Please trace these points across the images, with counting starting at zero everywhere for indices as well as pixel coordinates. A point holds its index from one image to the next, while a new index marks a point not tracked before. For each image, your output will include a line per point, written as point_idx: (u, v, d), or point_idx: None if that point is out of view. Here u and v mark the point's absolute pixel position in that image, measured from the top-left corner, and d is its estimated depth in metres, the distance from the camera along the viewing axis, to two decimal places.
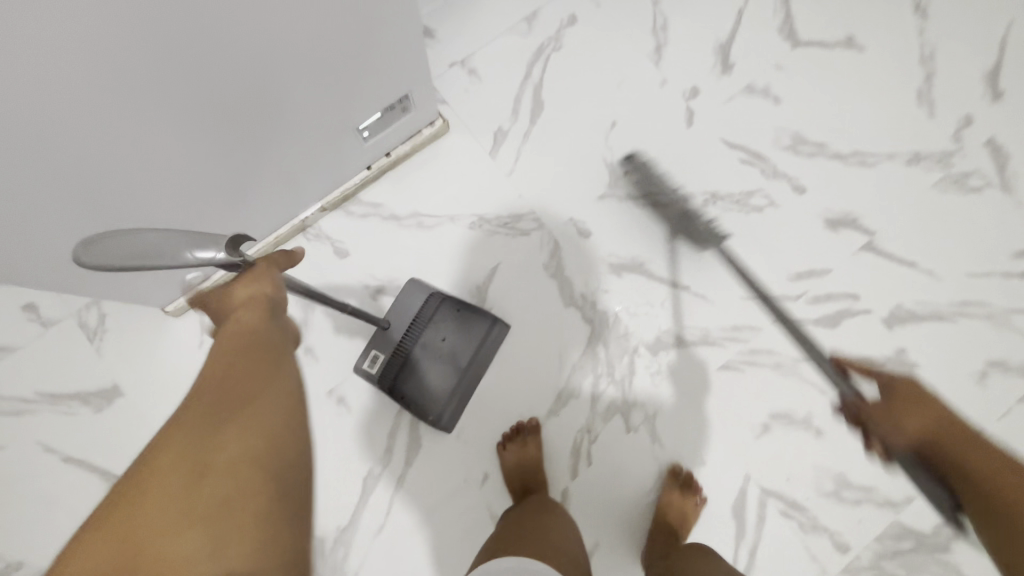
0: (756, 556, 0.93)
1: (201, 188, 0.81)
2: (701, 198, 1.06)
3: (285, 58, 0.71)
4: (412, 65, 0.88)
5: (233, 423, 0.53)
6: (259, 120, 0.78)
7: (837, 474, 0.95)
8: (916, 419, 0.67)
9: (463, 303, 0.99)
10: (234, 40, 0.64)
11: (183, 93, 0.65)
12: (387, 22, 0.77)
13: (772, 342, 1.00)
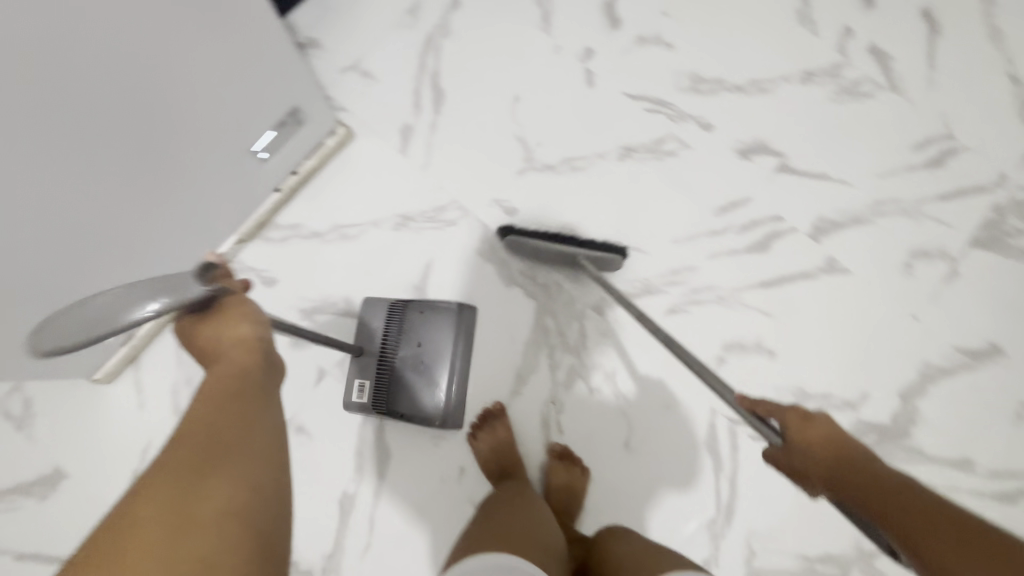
0: (736, 483, 0.95)
1: (102, 243, 0.79)
2: (616, 154, 1.07)
3: (145, 87, 0.69)
4: (290, 75, 0.87)
5: (218, 465, 0.49)
6: (142, 159, 0.76)
7: (794, 389, 0.99)
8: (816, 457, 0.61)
9: (424, 304, 0.95)
10: (123, 66, 0.65)
11: (82, 130, 0.66)
12: (244, 29, 0.75)
13: (711, 277, 1.02)
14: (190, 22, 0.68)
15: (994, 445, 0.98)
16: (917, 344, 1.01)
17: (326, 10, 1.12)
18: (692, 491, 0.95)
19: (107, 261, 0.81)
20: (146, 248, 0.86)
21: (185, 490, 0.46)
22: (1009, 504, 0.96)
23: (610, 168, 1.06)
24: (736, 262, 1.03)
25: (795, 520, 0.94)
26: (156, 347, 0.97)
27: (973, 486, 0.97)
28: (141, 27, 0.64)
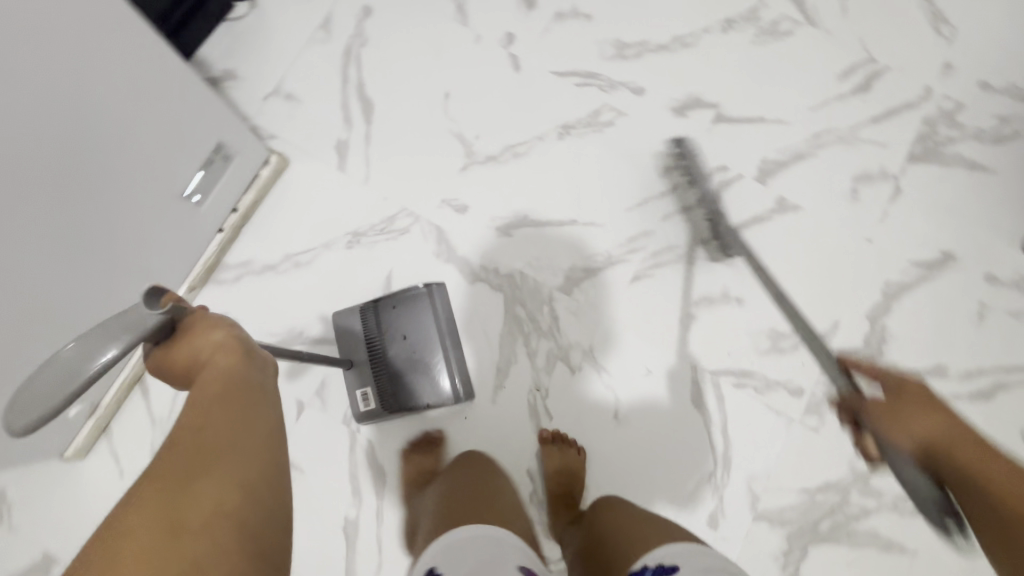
0: (728, 431, 0.97)
1: (53, 324, 0.76)
2: (556, 134, 1.07)
3: (56, 150, 0.67)
4: (207, 113, 0.85)
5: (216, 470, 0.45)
6: (72, 227, 0.73)
7: (770, 330, 1.00)
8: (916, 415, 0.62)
9: (392, 296, 0.94)
10: (26, 119, 0.63)
11: (5, 194, 0.64)
12: (145, 72, 0.74)
13: (669, 238, 1.03)
14: (85, 75, 0.67)
15: (963, 348, 1.01)
16: (875, 265, 1.04)
17: (235, 40, 1.09)
18: (687, 447, 0.96)
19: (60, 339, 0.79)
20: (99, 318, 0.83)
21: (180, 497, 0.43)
22: (987, 401, 0.99)
23: (553, 148, 1.06)
24: (691, 219, 1.04)
25: (791, 457, 0.96)
26: (125, 413, 0.94)
27: (951, 390, 1.00)
28: (34, 88, 0.62)
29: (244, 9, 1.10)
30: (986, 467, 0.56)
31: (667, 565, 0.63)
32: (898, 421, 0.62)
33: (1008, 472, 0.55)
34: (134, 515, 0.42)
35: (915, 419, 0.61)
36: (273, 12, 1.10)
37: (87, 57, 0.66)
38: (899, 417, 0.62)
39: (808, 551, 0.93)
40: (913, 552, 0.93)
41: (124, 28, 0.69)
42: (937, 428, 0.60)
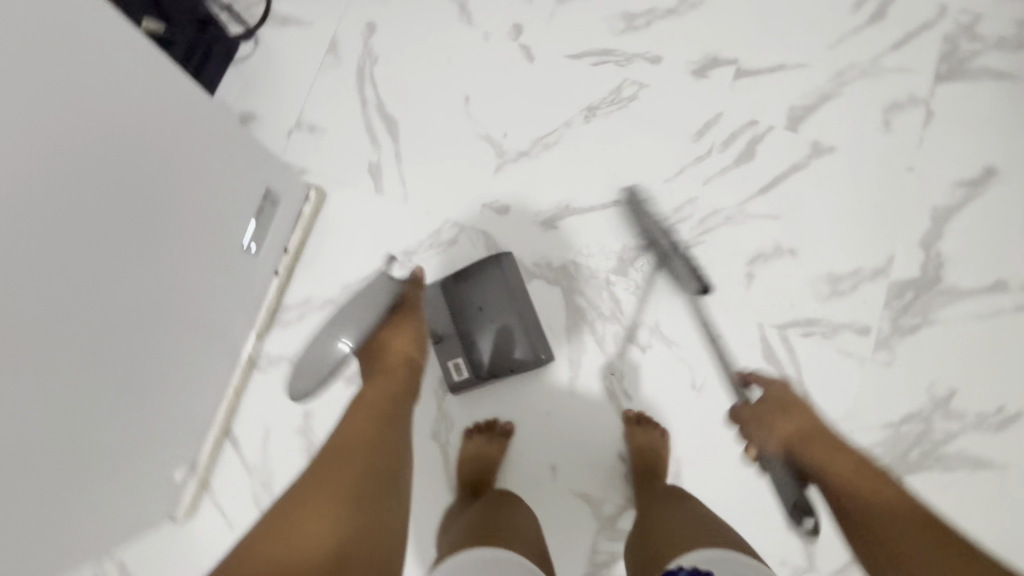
0: (804, 381, 0.98)
1: (136, 383, 0.77)
2: (581, 118, 1.06)
3: (122, 208, 0.68)
4: (245, 158, 0.86)
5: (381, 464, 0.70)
6: (145, 286, 0.74)
7: (826, 276, 1.01)
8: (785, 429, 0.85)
9: (466, 272, 0.97)
10: (106, 190, 0.65)
11: (95, 264, 0.66)
12: (191, 128, 0.75)
13: (712, 202, 1.03)
14: (140, 134, 0.68)
15: (1021, 259, 1.01)
16: (919, 193, 1.04)
17: (248, 81, 1.08)
18: (767, 403, 0.98)
19: (147, 402, 0.80)
20: (178, 376, 0.85)
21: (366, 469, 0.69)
22: None
23: (581, 133, 1.06)
24: (730, 179, 1.04)
25: (868, 395, 0.98)
26: (221, 466, 0.97)
27: (1015, 302, 1.00)
28: (107, 160, 0.64)
29: (249, 47, 1.09)
30: (853, 484, 0.77)
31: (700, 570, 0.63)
32: (782, 437, 0.83)
33: (847, 457, 0.79)
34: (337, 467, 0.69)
35: (821, 439, 0.80)
36: (279, 46, 1.09)
37: (146, 123, 0.68)
38: (811, 440, 0.81)
39: (902, 483, 0.95)
40: (1003, 466, 0.95)
41: (169, 87, 0.71)
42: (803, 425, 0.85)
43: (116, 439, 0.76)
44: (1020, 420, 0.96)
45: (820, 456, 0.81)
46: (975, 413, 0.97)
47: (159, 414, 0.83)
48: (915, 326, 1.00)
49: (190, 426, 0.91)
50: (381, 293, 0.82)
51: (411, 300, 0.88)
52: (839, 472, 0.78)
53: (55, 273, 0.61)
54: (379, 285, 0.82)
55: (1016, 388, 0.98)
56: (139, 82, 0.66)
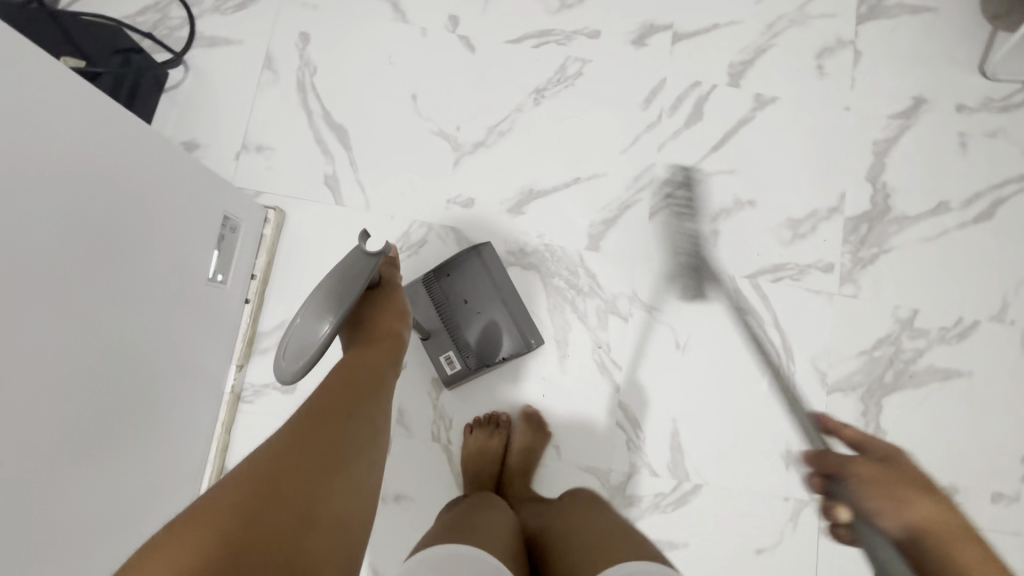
0: (780, 324, 1.02)
1: (111, 430, 0.73)
2: (531, 102, 1.07)
3: (76, 245, 0.64)
4: (195, 186, 0.84)
5: (356, 446, 0.58)
6: (105, 327, 0.70)
7: (786, 221, 1.05)
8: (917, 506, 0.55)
9: (447, 267, 0.97)
10: (69, 237, 0.63)
11: (70, 314, 0.65)
12: (135, 160, 0.72)
13: (669, 166, 1.06)
14: (84, 167, 0.64)
15: (957, 180, 1.08)
16: (858, 130, 1.09)
17: (183, 108, 1.04)
18: (749, 350, 1.01)
19: (125, 449, 0.76)
20: (154, 419, 0.81)
21: (334, 453, 0.55)
22: (991, 220, 1.07)
23: (533, 117, 1.06)
24: (683, 142, 1.07)
25: (840, 328, 1.03)
26: None
27: (958, 221, 1.07)
28: (68, 207, 0.63)
29: (179, 73, 1.05)
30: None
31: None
32: (890, 503, 0.55)
33: (977, 560, 0.50)
34: (290, 463, 0.52)
35: (914, 501, 0.55)
36: (211, 69, 1.05)
37: (93, 162, 0.66)
38: (889, 494, 0.56)
39: (882, 405, 1.01)
40: (969, 373, 1.02)
41: (108, 119, 0.68)
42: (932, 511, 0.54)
43: (99, 491, 0.72)
44: (976, 329, 1.03)
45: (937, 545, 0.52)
46: (937, 329, 1.03)
47: (141, 460, 0.80)
48: (873, 256, 1.05)
49: (175, 470, 0.87)
50: (359, 275, 0.70)
51: (387, 277, 0.82)
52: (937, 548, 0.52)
53: (19, 315, 0.58)
54: (356, 266, 0.71)
55: (969, 300, 1.04)
56: (77, 114, 0.63)
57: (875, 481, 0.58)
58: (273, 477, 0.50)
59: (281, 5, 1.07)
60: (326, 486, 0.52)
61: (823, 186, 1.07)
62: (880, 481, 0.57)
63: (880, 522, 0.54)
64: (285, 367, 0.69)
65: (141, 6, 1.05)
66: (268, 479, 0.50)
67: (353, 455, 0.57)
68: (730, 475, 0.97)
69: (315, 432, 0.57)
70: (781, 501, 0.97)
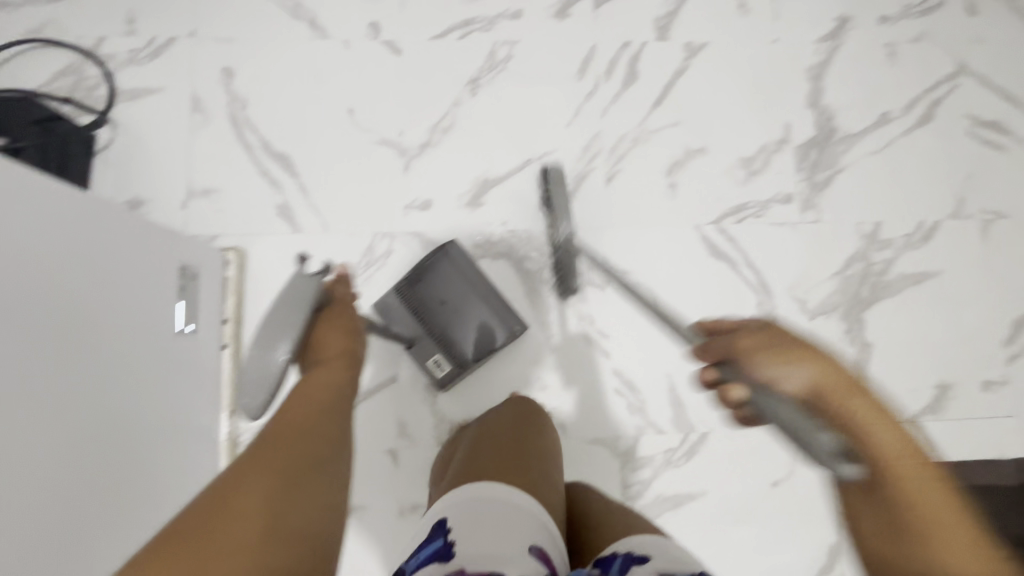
0: (753, 261, 1.04)
1: (105, 501, 0.72)
2: (467, 93, 1.06)
3: (22, 312, 0.61)
4: (146, 237, 0.81)
5: (312, 467, 0.62)
6: (68, 392, 0.67)
7: (739, 161, 1.07)
8: (811, 368, 0.57)
9: (417, 271, 0.95)
10: (28, 315, 0.62)
11: (42, 397, 0.64)
12: (76, 220, 0.70)
13: (616, 129, 1.06)
14: (18, 232, 0.62)
15: (892, 90, 1.10)
16: (790, 60, 1.11)
17: (119, 167, 1.01)
18: (729, 293, 1.02)
19: (114, 514, 0.73)
20: (141, 481, 0.78)
21: (292, 475, 0.59)
22: (932, 121, 1.09)
23: (473, 107, 1.06)
24: (624, 104, 1.07)
25: (811, 254, 1.05)
26: None
27: (901, 129, 1.09)
28: (21, 285, 0.62)
29: (107, 133, 1.02)
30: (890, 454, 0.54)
31: (637, 555, 0.62)
32: (779, 363, 0.57)
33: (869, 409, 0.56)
34: (247, 485, 0.57)
35: (797, 361, 0.57)
36: (139, 122, 1.03)
37: (37, 235, 0.64)
38: (781, 358, 0.57)
39: (864, 320, 1.03)
40: (938, 273, 1.05)
41: (41, 181, 0.65)
42: (822, 369, 0.57)
43: (86, 563, 0.68)
44: (938, 229, 1.06)
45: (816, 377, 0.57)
46: (901, 238, 1.06)
47: (133, 525, 0.76)
48: (828, 178, 1.07)
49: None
50: (304, 299, 0.69)
51: (340, 296, 0.78)
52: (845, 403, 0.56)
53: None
54: (300, 289, 0.69)
55: (927, 203, 1.07)
56: (7, 178, 0.61)
57: (758, 351, 0.58)
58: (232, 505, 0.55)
59: (197, 44, 1.05)
60: (288, 504, 0.57)
61: (768, 120, 1.08)
62: (767, 345, 0.58)
63: (777, 385, 0.55)
64: (245, 402, 0.67)
65: (53, 71, 1.02)
66: (224, 501, 0.55)
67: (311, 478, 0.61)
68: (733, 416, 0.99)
69: (272, 455, 0.61)
70: None
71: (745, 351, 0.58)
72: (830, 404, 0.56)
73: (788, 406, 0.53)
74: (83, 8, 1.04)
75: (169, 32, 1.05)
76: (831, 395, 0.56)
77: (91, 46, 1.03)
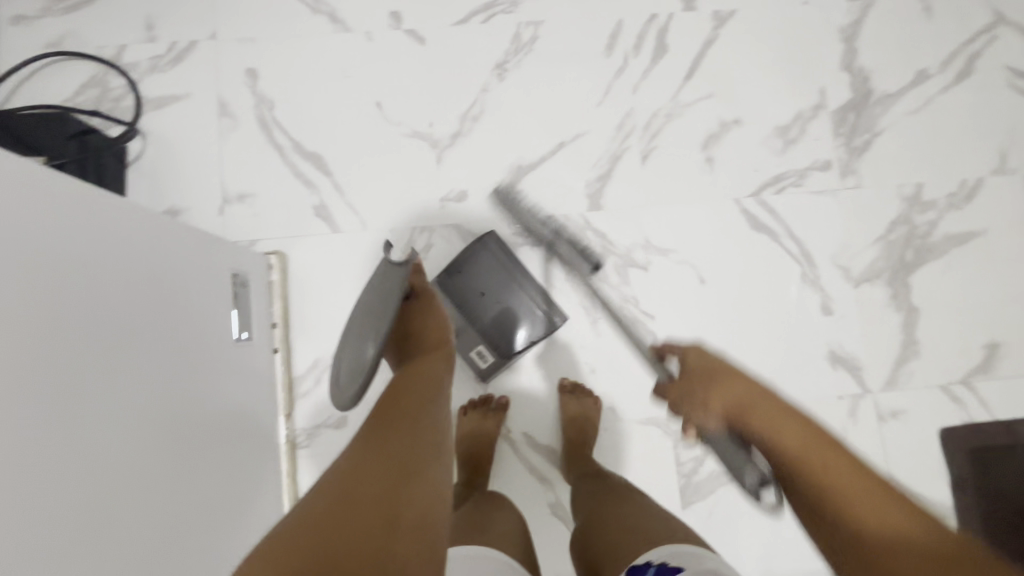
0: (794, 232, 1.03)
1: (207, 510, 0.73)
2: (495, 78, 1.04)
3: (111, 346, 0.59)
4: (199, 247, 0.78)
5: (423, 453, 0.57)
6: (163, 419, 0.66)
7: (775, 130, 1.05)
8: (714, 396, 0.60)
9: (455, 264, 0.96)
10: (128, 334, 0.62)
11: (152, 414, 0.64)
12: (139, 239, 0.66)
13: (647, 106, 1.04)
14: (91, 262, 0.58)
15: (929, 46, 1.07)
16: (822, 21, 1.08)
17: (153, 177, 1.01)
18: (772, 265, 1.02)
19: (214, 531, 0.74)
20: (232, 493, 0.80)
21: (403, 461, 0.55)
22: (971, 76, 1.07)
23: (501, 93, 1.04)
24: (655, 78, 1.05)
25: (853, 221, 1.03)
26: None
27: (939, 86, 1.07)
28: (119, 303, 0.61)
29: (138, 144, 1.01)
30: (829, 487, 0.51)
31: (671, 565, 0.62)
32: (695, 401, 0.62)
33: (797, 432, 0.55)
34: (363, 479, 0.52)
35: (715, 397, 0.60)
36: (168, 131, 1.02)
37: (125, 253, 0.63)
38: (701, 396, 0.61)
39: (910, 284, 1.02)
40: (983, 232, 1.03)
41: (102, 203, 0.61)
42: (748, 394, 0.59)
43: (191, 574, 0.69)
44: (982, 187, 1.04)
45: (747, 413, 0.58)
46: (944, 198, 1.04)
47: (229, 537, 0.78)
48: (866, 142, 1.05)
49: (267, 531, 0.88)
50: (395, 287, 0.71)
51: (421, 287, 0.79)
52: (764, 426, 0.56)
53: (78, 440, 0.53)
54: (391, 279, 0.72)
55: (969, 160, 1.05)
56: (72, 206, 0.56)
57: (678, 391, 0.65)
58: (352, 490, 0.51)
59: (219, 46, 1.03)
60: (405, 483, 0.53)
61: (802, 86, 1.06)
62: (690, 382, 0.64)
63: (696, 418, 0.61)
64: (339, 390, 0.69)
65: (78, 85, 1.01)
66: (344, 496, 0.50)
67: (423, 462, 0.56)
68: (781, 388, 0.99)
69: (381, 446, 0.56)
70: (836, 402, 0.99)
71: (672, 392, 0.66)
72: (748, 424, 0.57)
73: (721, 447, 0.61)
74: (102, 17, 1.03)
75: (189, 36, 1.03)
76: (761, 418, 0.57)
77: (114, 55, 1.02)
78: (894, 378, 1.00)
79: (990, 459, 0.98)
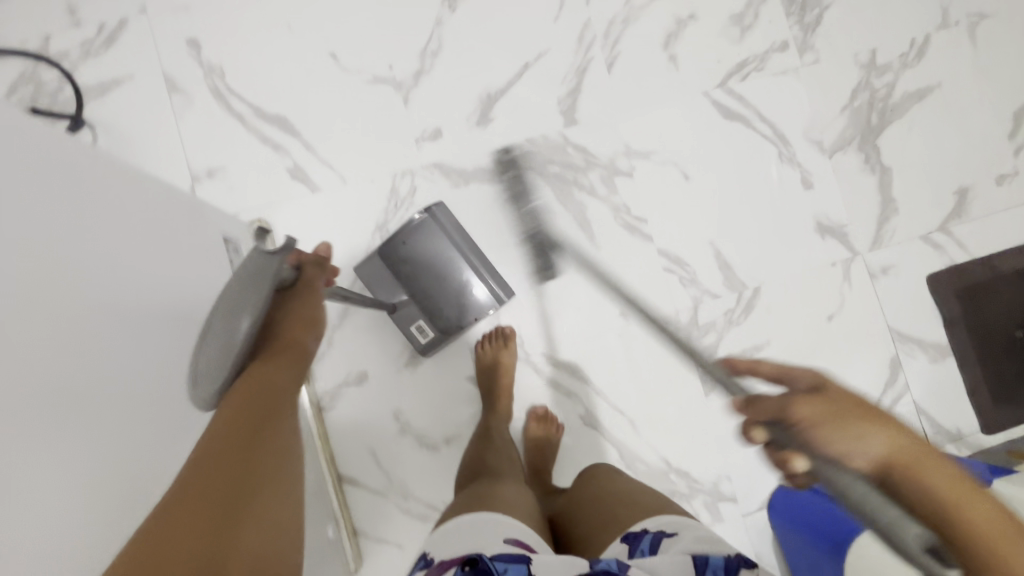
0: (762, 114, 1.05)
1: None
2: (447, 10, 1.02)
3: (104, 303, 0.55)
4: (182, 214, 0.73)
5: (256, 489, 0.49)
6: (163, 389, 0.61)
7: (729, 19, 1.06)
8: (875, 437, 0.46)
9: (402, 236, 0.90)
10: (135, 294, 0.60)
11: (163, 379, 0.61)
12: (125, 197, 0.62)
13: (603, 13, 1.04)
14: (71, 216, 0.53)
15: None
16: None
17: None
18: (748, 150, 1.04)
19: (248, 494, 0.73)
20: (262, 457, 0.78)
21: (236, 509, 0.47)
22: None
23: (457, 24, 1.02)
24: None
25: (817, 95, 1.06)
26: (360, 504, 0.95)
27: None
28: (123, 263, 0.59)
29: (88, 135, 0.96)
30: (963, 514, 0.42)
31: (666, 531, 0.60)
32: (847, 434, 0.46)
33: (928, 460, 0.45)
34: (189, 529, 0.44)
35: (864, 430, 0.46)
36: (118, 116, 0.96)
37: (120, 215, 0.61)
38: (845, 429, 0.46)
39: (879, 147, 1.06)
40: (938, 86, 1.08)
41: (89, 156, 0.58)
42: (900, 443, 0.45)
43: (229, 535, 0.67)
44: (932, 43, 1.08)
45: (912, 465, 0.44)
46: (898, 59, 1.08)
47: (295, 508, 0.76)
48: (818, 18, 1.08)
49: (315, 493, 0.87)
50: (264, 281, 0.55)
51: (308, 278, 0.64)
52: (929, 475, 0.44)
53: (68, 403, 0.48)
54: (258, 271, 0.55)
55: (914, 19, 1.08)
56: (64, 163, 0.54)
57: (821, 418, 0.47)
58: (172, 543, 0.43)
59: (152, 21, 0.98)
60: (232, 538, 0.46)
61: None
62: (829, 412, 0.47)
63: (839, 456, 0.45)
64: (197, 386, 0.54)
65: (8, 84, 0.94)
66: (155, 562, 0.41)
67: (254, 501, 0.49)
68: (777, 265, 1.03)
69: (214, 476, 0.48)
70: (830, 268, 1.03)
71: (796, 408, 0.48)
72: (915, 479, 0.44)
73: (841, 481, 0.45)
74: (18, 8, 0.96)
75: (117, 13, 0.97)
76: (919, 476, 0.44)
77: (39, 47, 0.96)
78: (880, 236, 1.04)
79: (976, 295, 1.04)
